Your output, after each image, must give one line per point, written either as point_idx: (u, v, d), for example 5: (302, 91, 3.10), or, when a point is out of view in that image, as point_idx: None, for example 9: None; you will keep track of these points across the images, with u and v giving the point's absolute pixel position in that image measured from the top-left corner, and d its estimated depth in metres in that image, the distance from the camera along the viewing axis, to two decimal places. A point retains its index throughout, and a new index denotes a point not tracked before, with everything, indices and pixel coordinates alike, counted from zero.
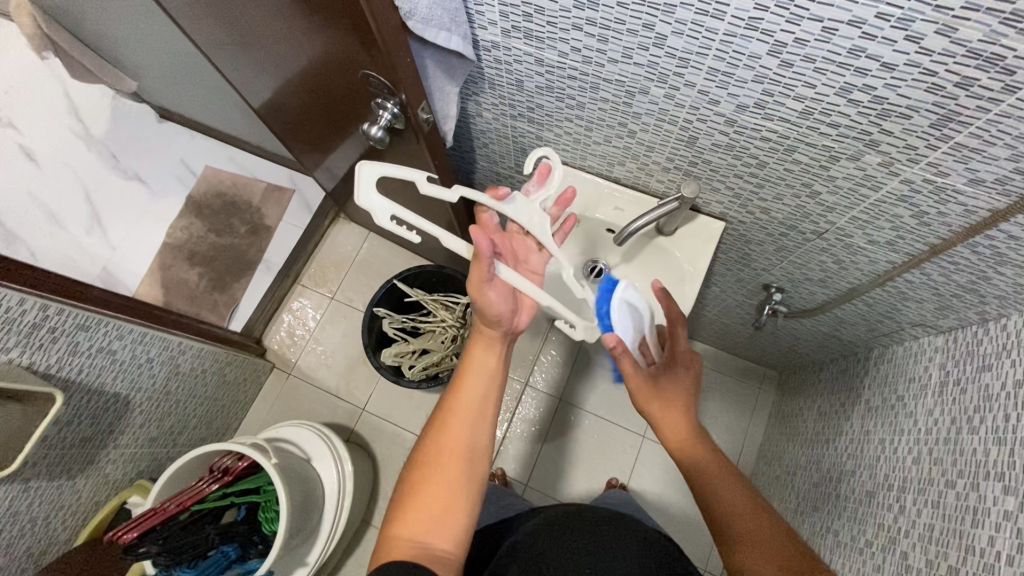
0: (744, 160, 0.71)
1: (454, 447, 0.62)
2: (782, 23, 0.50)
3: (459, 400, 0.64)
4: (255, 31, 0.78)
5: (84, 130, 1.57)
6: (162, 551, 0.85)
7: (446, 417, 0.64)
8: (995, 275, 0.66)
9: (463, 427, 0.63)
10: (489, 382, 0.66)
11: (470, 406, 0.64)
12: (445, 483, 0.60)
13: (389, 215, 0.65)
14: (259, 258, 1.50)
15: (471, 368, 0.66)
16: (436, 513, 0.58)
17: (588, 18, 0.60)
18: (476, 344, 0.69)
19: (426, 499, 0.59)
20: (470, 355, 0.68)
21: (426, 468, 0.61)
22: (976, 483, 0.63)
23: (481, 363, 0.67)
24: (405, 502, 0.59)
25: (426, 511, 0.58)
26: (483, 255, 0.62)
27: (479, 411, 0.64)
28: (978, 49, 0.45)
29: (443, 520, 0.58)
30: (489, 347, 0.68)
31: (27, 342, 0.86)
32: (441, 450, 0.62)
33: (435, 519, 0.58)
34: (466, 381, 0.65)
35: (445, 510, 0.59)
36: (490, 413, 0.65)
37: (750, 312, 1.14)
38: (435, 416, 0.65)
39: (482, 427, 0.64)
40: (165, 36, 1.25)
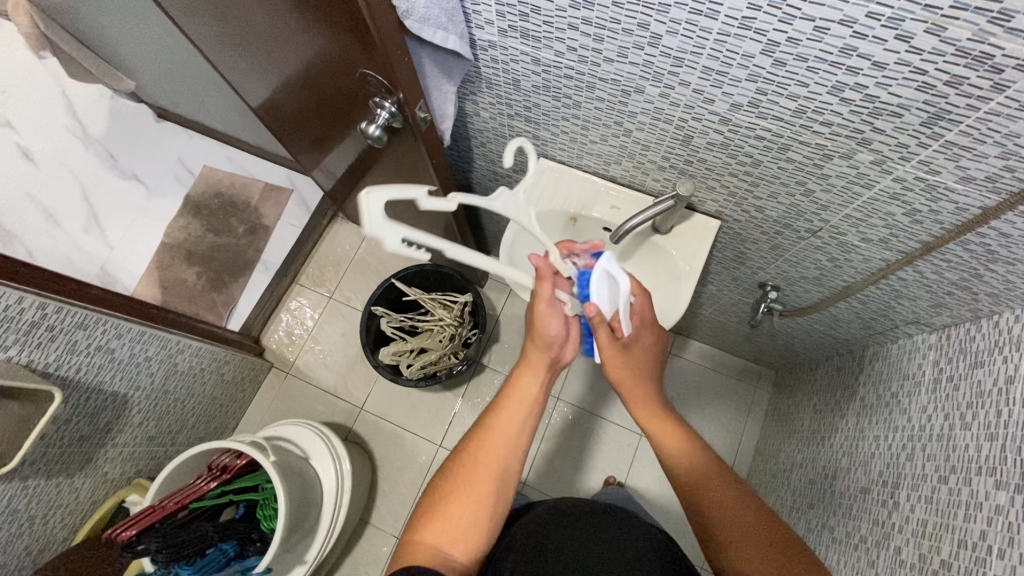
0: (739, 158, 0.72)
1: (489, 467, 0.63)
2: (775, 22, 0.51)
3: (499, 423, 0.65)
4: (253, 31, 0.78)
5: (82, 130, 1.57)
6: (161, 548, 0.85)
7: (485, 438, 0.65)
8: (986, 272, 0.67)
9: (500, 449, 0.64)
10: (529, 411, 0.66)
11: (510, 431, 0.65)
12: (473, 497, 0.61)
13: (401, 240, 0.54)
14: (257, 257, 1.51)
15: (515, 393, 0.67)
16: (461, 528, 0.59)
17: (584, 19, 0.60)
18: (524, 371, 0.68)
19: (455, 511, 0.60)
20: (517, 379, 0.68)
21: (457, 482, 0.62)
22: (968, 478, 0.63)
23: (526, 392, 0.67)
24: (433, 511, 0.61)
25: (452, 523, 0.59)
26: (547, 273, 0.64)
27: (516, 438, 0.65)
28: (967, 48, 0.46)
29: (468, 534, 0.59)
30: (536, 375, 0.68)
31: (26, 341, 0.86)
32: (475, 467, 0.63)
33: (459, 531, 0.59)
34: (508, 404, 0.66)
35: (470, 525, 0.59)
36: (526, 440, 0.66)
37: (747, 310, 1.14)
38: (472, 434, 0.66)
39: (517, 452, 0.65)
40: (163, 37, 1.25)
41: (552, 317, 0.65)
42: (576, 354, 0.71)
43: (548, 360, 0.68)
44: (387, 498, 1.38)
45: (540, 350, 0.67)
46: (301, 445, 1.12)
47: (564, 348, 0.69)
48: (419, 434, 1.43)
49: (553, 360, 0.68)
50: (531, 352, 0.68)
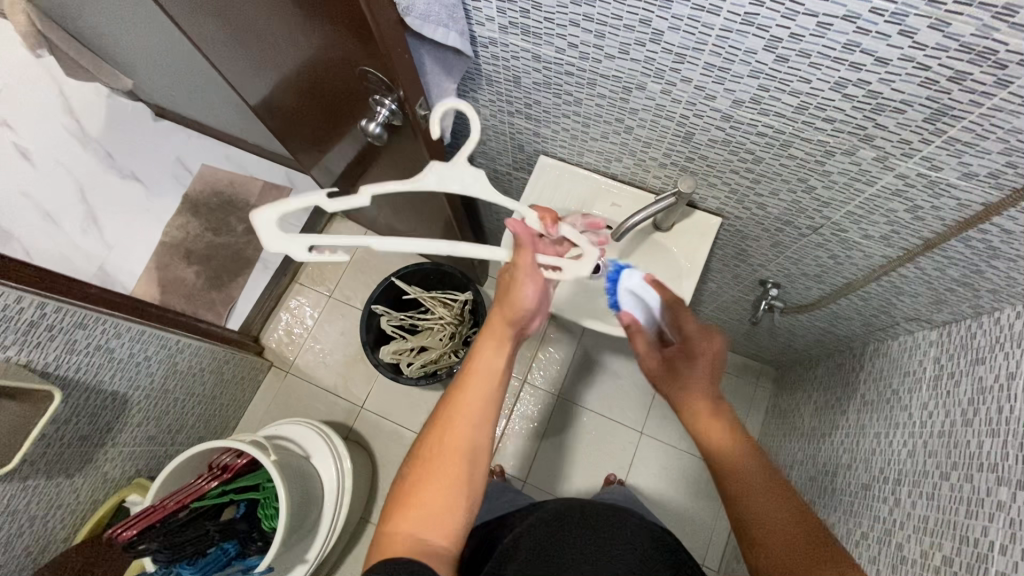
0: (740, 155, 0.72)
1: (458, 444, 0.61)
2: (777, 18, 0.50)
3: (463, 401, 0.63)
4: (251, 29, 0.78)
5: (80, 129, 1.57)
6: (162, 548, 0.85)
7: (452, 415, 0.63)
8: (988, 268, 0.67)
9: (468, 425, 0.62)
10: (492, 383, 0.64)
11: (476, 404, 0.63)
12: (443, 482, 0.60)
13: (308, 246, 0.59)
14: (256, 256, 1.50)
15: (476, 367, 0.65)
16: (438, 511, 0.58)
17: (585, 15, 0.60)
18: (486, 343, 0.66)
19: (428, 494, 0.59)
20: (478, 352, 0.66)
21: (428, 463, 0.61)
22: (970, 475, 0.63)
23: (489, 366, 0.65)
24: (408, 497, 0.59)
25: (429, 508, 0.58)
26: (526, 243, 0.64)
27: (483, 412, 0.63)
28: (970, 43, 0.45)
29: (444, 516, 0.58)
30: (501, 344, 0.66)
31: (25, 341, 0.85)
32: (444, 446, 0.61)
33: (435, 514, 0.58)
34: (470, 381, 0.64)
35: (446, 508, 0.59)
36: (492, 414, 0.64)
37: (748, 308, 1.14)
38: (437, 412, 0.64)
39: (487, 425, 0.63)
40: (161, 35, 1.25)
41: (531, 296, 0.65)
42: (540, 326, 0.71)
43: (513, 331, 0.67)
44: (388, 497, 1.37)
45: (505, 318, 0.66)
46: (302, 444, 1.12)
47: (534, 317, 0.69)
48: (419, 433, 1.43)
49: (518, 330, 0.67)
50: (494, 321, 0.67)
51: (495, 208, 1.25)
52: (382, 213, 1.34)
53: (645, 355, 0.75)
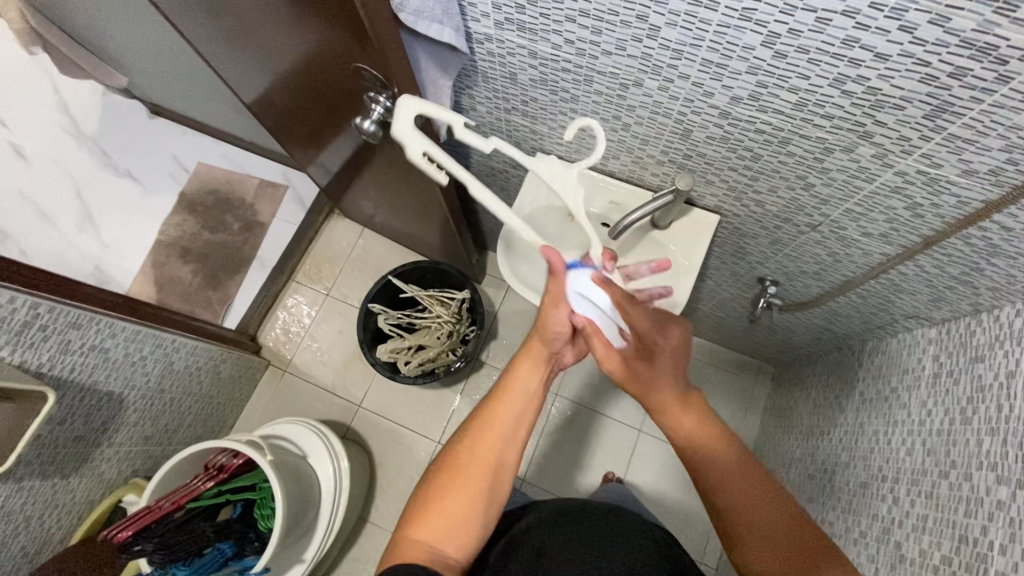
0: (738, 152, 0.71)
1: (487, 459, 0.63)
2: (775, 13, 0.50)
3: (497, 414, 0.66)
4: (245, 26, 0.77)
5: (74, 127, 1.55)
6: (157, 549, 0.85)
7: (483, 429, 0.65)
8: (988, 266, 0.66)
9: (498, 441, 0.64)
10: (528, 401, 0.67)
11: (509, 422, 0.66)
12: (467, 492, 0.61)
13: (420, 150, 0.69)
14: (253, 254, 1.49)
15: (514, 385, 0.68)
16: (458, 521, 0.59)
17: (580, 10, 0.59)
18: (524, 362, 0.70)
19: (449, 505, 0.60)
20: (517, 371, 0.69)
21: (453, 474, 0.62)
22: (969, 473, 0.63)
23: (525, 384, 0.68)
24: (427, 505, 0.60)
25: (448, 518, 0.59)
26: (561, 273, 0.68)
27: (515, 428, 0.66)
28: (970, 39, 0.45)
29: (464, 527, 0.59)
30: (537, 365, 0.70)
31: (19, 341, 0.85)
32: (472, 458, 0.63)
33: (456, 524, 0.59)
34: (506, 397, 0.67)
35: (466, 519, 0.60)
36: (523, 432, 0.67)
37: (746, 305, 1.14)
38: (468, 425, 0.66)
39: (517, 443, 0.66)
40: (155, 32, 1.24)
41: (561, 317, 0.70)
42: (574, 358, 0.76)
43: (547, 354, 0.71)
44: (386, 496, 1.37)
45: (543, 341, 0.71)
46: (298, 444, 1.12)
47: (568, 347, 0.74)
48: (417, 431, 1.42)
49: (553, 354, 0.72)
50: (533, 345, 0.71)
51: (492, 206, 1.24)
52: (379, 211, 1.34)
53: (604, 356, 0.71)
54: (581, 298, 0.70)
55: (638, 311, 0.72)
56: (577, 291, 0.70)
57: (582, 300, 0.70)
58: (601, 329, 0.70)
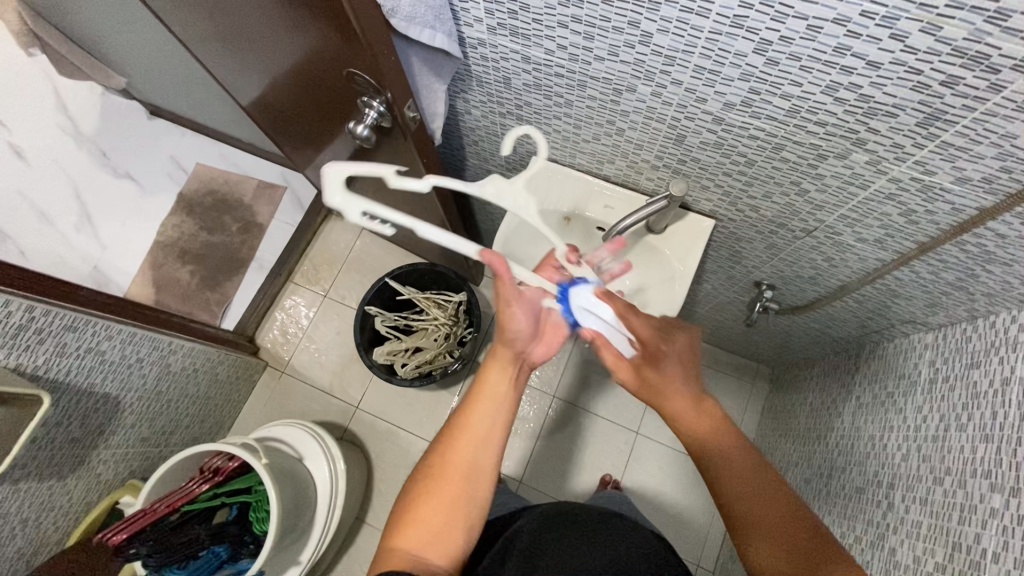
0: (732, 158, 0.71)
1: (459, 467, 0.63)
2: (767, 21, 0.50)
3: (468, 420, 0.65)
4: (239, 29, 0.77)
5: (73, 126, 1.55)
6: (150, 553, 0.86)
7: (455, 435, 0.65)
8: (983, 272, 0.66)
9: (469, 448, 0.64)
10: (500, 402, 0.67)
11: (481, 427, 0.65)
12: (443, 499, 0.61)
13: (361, 211, 0.67)
14: (251, 255, 1.49)
15: (484, 389, 0.67)
16: (439, 529, 0.60)
17: (573, 16, 0.59)
18: (490, 365, 0.69)
19: (426, 514, 0.60)
20: (486, 375, 0.68)
21: (429, 484, 0.62)
22: (964, 481, 0.63)
23: (496, 387, 0.67)
24: (406, 516, 0.61)
25: (427, 528, 0.60)
26: (503, 273, 0.65)
27: (488, 431, 0.65)
28: (963, 48, 0.44)
29: (443, 536, 0.59)
30: (505, 369, 0.69)
31: (14, 344, 0.85)
32: (445, 467, 0.63)
33: (435, 533, 0.59)
34: (476, 402, 0.66)
35: (445, 526, 0.60)
36: (497, 434, 0.66)
37: (743, 309, 1.13)
38: (442, 435, 0.66)
39: (489, 450, 0.65)
40: (152, 34, 1.24)
41: (518, 316, 0.69)
42: (546, 353, 0.73)
43: (513, 355, 0.69)
44: (383, 497, 1.37)
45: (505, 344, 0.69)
46: (295, 446, 1.12)
47: (536, 343, 0.72)
48: (415, 433, 1.42)
49: (520, 354, 0.70)
50: (497, 350, 0.69)
51: (488, 209, 1.24)
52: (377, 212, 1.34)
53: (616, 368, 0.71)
54: (586, 314, 0.73)
55: (644, 320, 0.72)
56: (580, 306, 0.73)
57: (587, 315, 0.73)
58: (608, 340, 0.73)
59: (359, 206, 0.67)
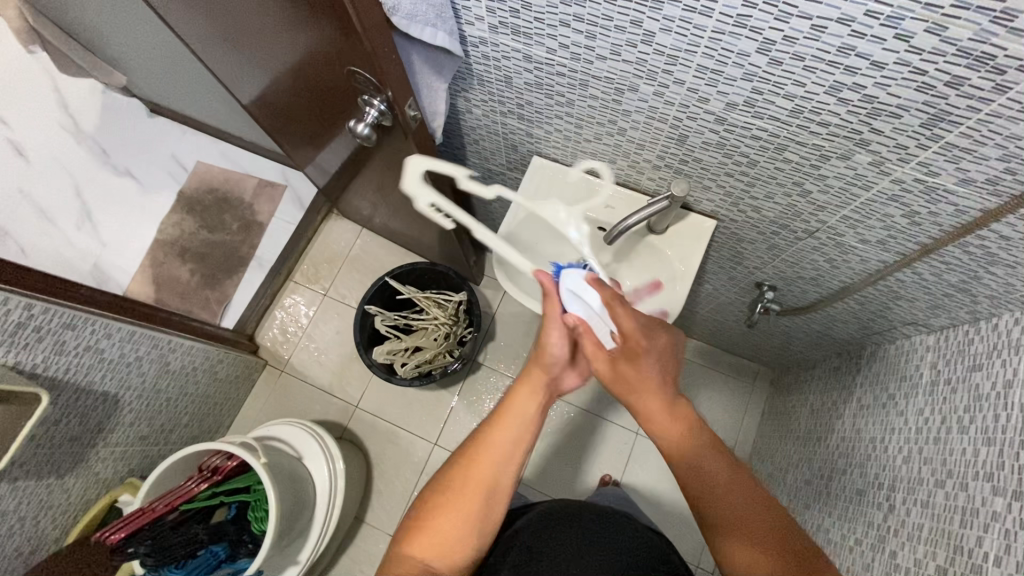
0: (735, 158, 0.70)
1: (481, 484, 0.63)
2: (770, 20, 0.49)
3: (494, 438, 0.65)
4: (239, 26, 0.77)
5: (74, 124, 1.55)
6: (150, 552, 0.85)
7: (479, 451, 0.65)
8: (986, 274, 0.66)
9: (493, 465, 0.64)
10: (527, 424, 0.67)
11: (507, 446, 0.65)
12: (461, 513, 0.61)
13: (428, 202, 0.76)
14: (251, 254, 1.49)
15: (512, 409, 0.67)
16: (453, 541, 0.60)
17: (575, 15, 0.59)
18: (521, 386, 0.69)
19: (441, 523, 0.60)
20: (514, 394, 0.68)
21: (447, 493, 0.62)
22: (965, 483, 0.62)
23: (525, 408, 0.67)
24: (421, 521, 0.61)
25: (440, 537, 0.60)
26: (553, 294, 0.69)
27: (513, 451, 0.65)
28: (968, 48, 0.44)
29: (455, 548, 0.60)
30: (534, 391, 0.69)
31: (12, 342, 0.85)
32: (466, 482, 0.63)
33: (447, 543, 0.60)
34: (504, 421, 0.66)
35: (459, 540, 0.60)
36: (520, 455, 0.66)
37: (744, 310, 1.13)
38: (466, 446, 0.66)
39: (511, 468, 0.65)
40: (153, 31, 1.23)
41: (561, 342, 0.70)
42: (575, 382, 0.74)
43: (546, 380, 0.70)
44: (382, 497, 1.37)
45: (541, 368, 0.70)
46: (294, 445, 1.11)
47: (570, 371, 0.73)
48: (414, 432, 1.42)
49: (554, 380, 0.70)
50: (531, 372, 0.70)
51: (489, 208, 1.24)
52: (377, 211, 1.33)
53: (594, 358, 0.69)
54: (572, 298, 0.68)
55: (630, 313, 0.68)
56: (568, 289, 0.68)
57: (573, 298, 0.68)
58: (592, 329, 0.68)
59: (427, 198, 0.76)
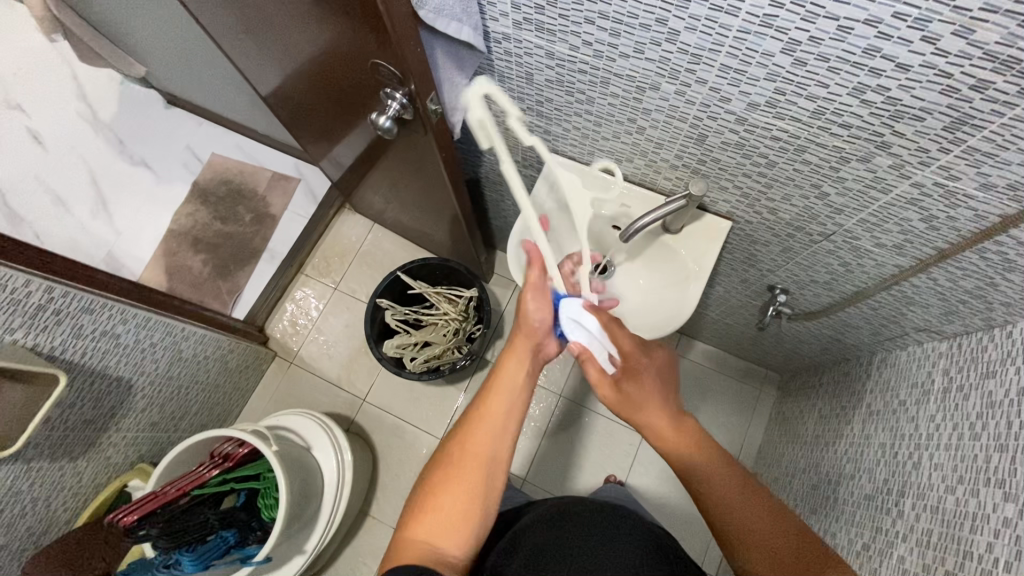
0: (753, 159, 0.71)
1: (478, 453, 0.64)
2: (797, 20, 0.50)
3: (486, 410, 0.66)
4: (263, 19, 0.78)
5: (91, 114, 1.57)
6: (162, 534, 0.86)
7: (473, 424, 0.66)
8: (1002, 281, 0.66)
9: (488, 438, 0.65)
10: (516, 394, 0.68)
11: (498, 415, 0.66)
12: (461, 487, 0.61)
13: (477, 116, 0.74)
14: (263, 246, 1.50)
15: (501, 379, 0.69)
16: (456, 515, 0.60)
17: (600, 12, 0.60)
18: (508, 357, 0.72)
19: (446, 501, 0.61)
20: (502, 365, 0.71)
21: (448, 471, 0.63)
22: (977, 489, 0.63)
23: (514, 376, 0.69)
24: (421, 506, 0.61)
25: (443, 514, 0.60)
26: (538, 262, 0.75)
27: (504, 421, 0.66)
28: (994, 52, 0.45)
29: (460, 525, 0.60)
30: (521, 358, 0.72)
31: (32, 324, 0.86)
32: (464, 455, 0.64)
33: (451, 518, 0.60)
34: (493, 391, 0.68)
35: (463, 510, 0.60)
36: (512, 424, 0.67)
37: (754, 313, 1.13)
38: (458, 425, 0.67)
39: (505, 437, 0.66)
40: (175, 23, 1.25)
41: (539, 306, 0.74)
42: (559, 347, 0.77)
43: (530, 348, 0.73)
44: (387, 491, 1.37)
45: (526, 336, 0.74)
46: (302, 434, 1.12)
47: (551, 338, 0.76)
48: (420, 427, 1.43)
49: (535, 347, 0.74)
50: (517, 342, 0.74)
51: (502, 205, 1.25)
52: (390, 207, 1.34)
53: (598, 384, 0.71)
54: (572, 325, 0.73)
55: (626, 331, 0.73)
56: (568, 317, 0.73)
57: (574, 325, 0.73)
58: (593, 354, 0.72)
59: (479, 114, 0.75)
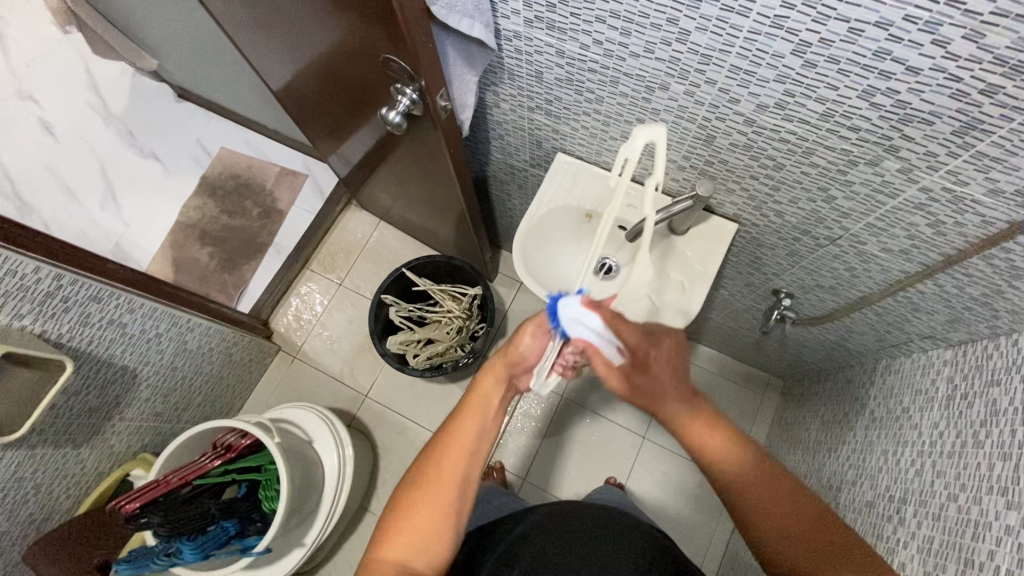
0: (761, 161, 0.71)
1: (451, 476, 0.64)
2: (808, 22, 0.50)
3: (459, 433, 0.66)
4: (275, 13, 0.79)
5: (103, 106, 1.58)
6: (162, 523, 0.87)
7: (448, 444, 0.66)
8: (1009, 289, 0.65)
9: (460, 458, 0.65)
10: (488, 417, 0.68)
11: (471, 438, 0.66)
12: (433, 507, 0.62)
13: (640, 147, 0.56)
14: (270, 240, 1.51)
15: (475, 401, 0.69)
16: (429, 536, 0.60)
17: (611, 11, 0.60)
18: (485, 379, 0.71)
19: (416, 522, 0.61)
20: (477, 387, 0.70)
21: (420, 490, 0.63)
22: (979, 497, 0.62)
23: (487, 399, 0.69)
24: (394, 524, 0.62)
25: (416, 534, 0.60)
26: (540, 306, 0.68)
27: (477, 444, 0.66)
28: (1004, 56, 0.45)
29: (433, 544, 0.60)
30: (496, 382, 0.71)
31: (40, 311, 0.87)
32: (437, 476, 0.64)
33: (424, 538, 0.60)
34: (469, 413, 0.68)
35: (436, 532, 0.61)
36: (484, 447, 0.67)
37: (759, 316, 1.13)
38: (433, 443, 0.67)
39: (476, 460, 0.66)
40: (188, 17, 1.26)
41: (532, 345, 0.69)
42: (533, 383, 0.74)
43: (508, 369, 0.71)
44: (386, 487, 1.38)
45: (504, 361, 0.71)
46: (303, 429, 1.13)
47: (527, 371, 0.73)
48: (421, 424, 1.43)
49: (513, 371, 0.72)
50: (494, 362, 0.71)
51: (509, 204, 1.25)
52: (397, 203, 1.35)
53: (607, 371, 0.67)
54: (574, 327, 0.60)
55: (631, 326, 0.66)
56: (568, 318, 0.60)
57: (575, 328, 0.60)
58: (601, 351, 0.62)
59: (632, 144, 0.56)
